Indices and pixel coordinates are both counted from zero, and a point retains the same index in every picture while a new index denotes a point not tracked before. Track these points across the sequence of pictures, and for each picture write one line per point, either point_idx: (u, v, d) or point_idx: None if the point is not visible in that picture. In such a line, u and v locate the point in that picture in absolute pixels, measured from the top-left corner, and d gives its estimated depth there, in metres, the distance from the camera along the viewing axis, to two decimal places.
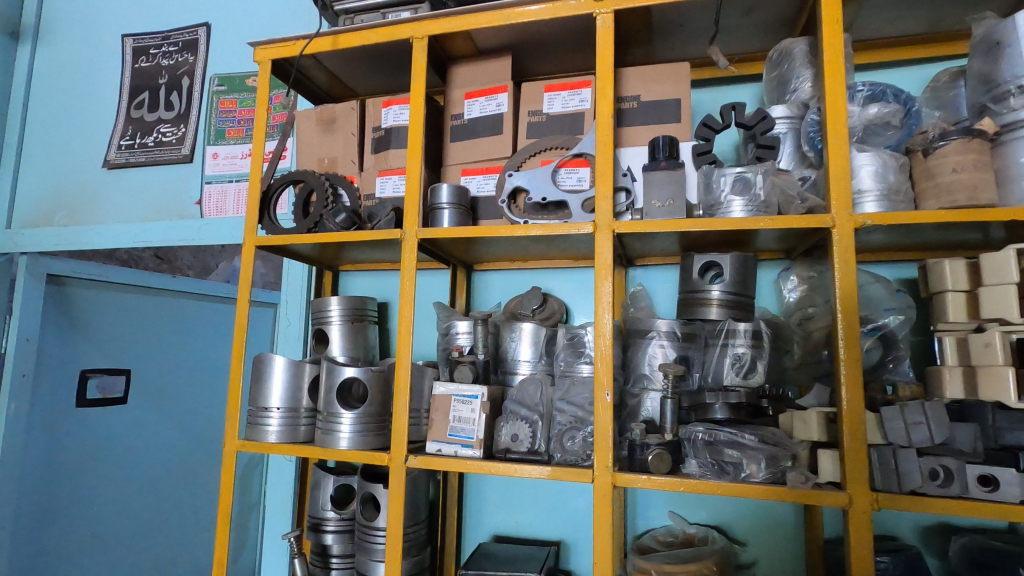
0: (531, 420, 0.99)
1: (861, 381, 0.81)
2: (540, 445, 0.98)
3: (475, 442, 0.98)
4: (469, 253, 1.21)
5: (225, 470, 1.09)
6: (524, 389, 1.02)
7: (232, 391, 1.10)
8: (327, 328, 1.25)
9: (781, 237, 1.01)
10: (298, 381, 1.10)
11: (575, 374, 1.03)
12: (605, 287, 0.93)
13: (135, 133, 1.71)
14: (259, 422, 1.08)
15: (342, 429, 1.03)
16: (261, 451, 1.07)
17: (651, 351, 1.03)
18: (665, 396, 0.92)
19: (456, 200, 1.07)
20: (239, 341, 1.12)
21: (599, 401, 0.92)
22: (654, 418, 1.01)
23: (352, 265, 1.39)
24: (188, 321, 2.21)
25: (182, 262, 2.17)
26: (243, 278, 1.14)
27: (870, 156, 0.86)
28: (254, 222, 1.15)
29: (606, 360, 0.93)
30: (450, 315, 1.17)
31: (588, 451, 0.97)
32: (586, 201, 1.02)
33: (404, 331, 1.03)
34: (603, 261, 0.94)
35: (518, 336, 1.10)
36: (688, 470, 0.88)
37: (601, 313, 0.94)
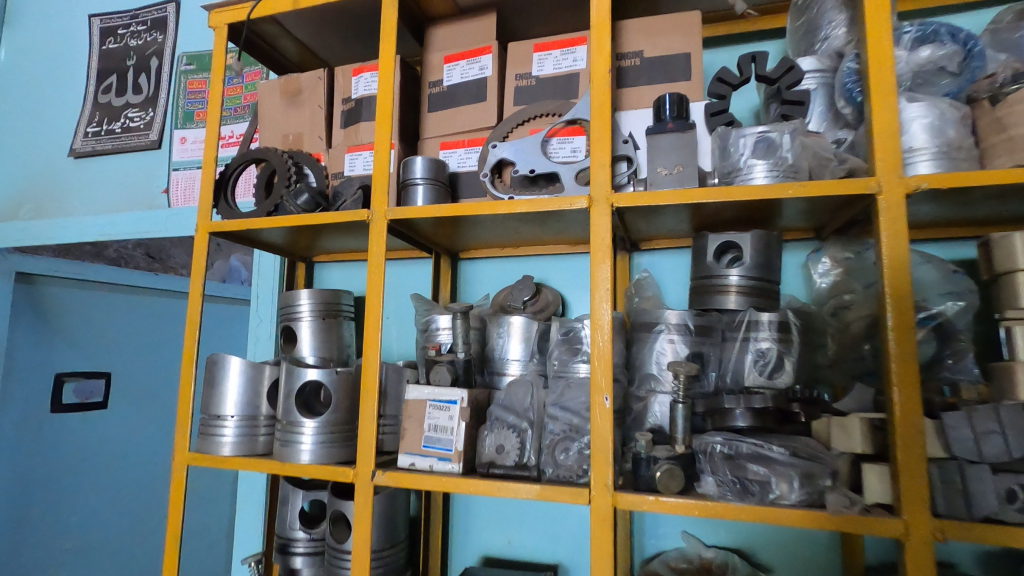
0: (519, 429, 0.85)
1: (917, 381, 0.66)
2: (530, 458, 0.84)
3: (453, 455, 0.85)
4: (451, 238, 1.07)
5: (174, 487, 0.96)
6: (512, 391, 0.88)
7: (183, 397, 0.98)
8: (295, 325, 1.11)
9: (810, 210, 0.86)
10: (256, 386, 0.96)
11: (570, 374, 0.89)
12: (602, 273, 0.79)
13: (103, 119, 1.59)
14: (212, 433, 0.95)
15: (303, 441, 0.90)
16: (213, 464, 0.95)
17: (659, 348, 0.88)
18: (675, 401, 0.77)
19: (430, 175, 0.92)
20: (190, 340, 0.99)
21: (597, 408, 0.77)
22: (662, 425, 0.86)
23: (327, 255, 1.26)
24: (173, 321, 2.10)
25: (176, 260, 2.16)
26: (195, 270, 1.01)
27: (923, 106, 0.71)
28: (207, 206, 1.02)
29: (605, 357, 0.78)
30: (430, 308, 1.03)
31: (585, 466, 0.82)
32: (580, 171, 0.87)
33: (371, 325, 0.89)
34: (601, 242, 0.80)
35: (506, 332, 0.97)
36: (704, 490, 0.73)
37: (597, 304, 0.79)
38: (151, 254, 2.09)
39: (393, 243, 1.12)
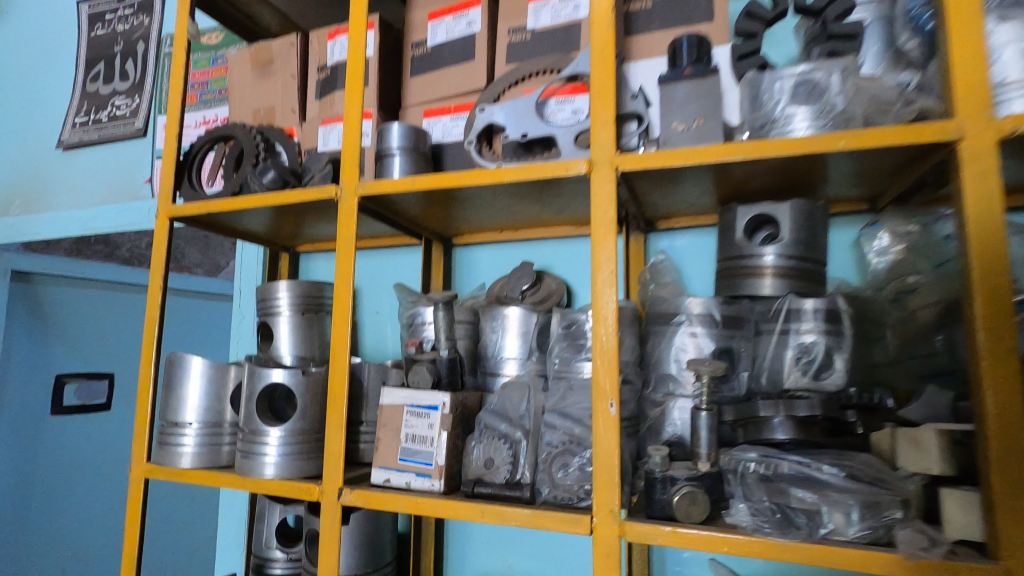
0: (510, 439, 0.72)
1: (1017, 383, 0.50)
2: (524, 474, 0.71)
3: (434, 470, 0.72)
4: (439, 221, 0.95)
5: (131, 502, 0.86)
6: (505, 395, 0.76)
7: (141, 401, 0.88)
8: (272, 321, 1.00)
9: (863, 171, 0.70)
10: (219, 390, 0.86)
11: (573, 375, 0.75)
12: (604, 253, 0.65)
13: (90, 108, 1.52)
14: (170, 442, 0.84)
15: (265, 453, 0.78)
16: (170, 478, 0.84)
17: (678, 343, 0.74)
18: (697, 408, 0.63)
19: (409, 144, 0.79)
20: (149, 338, 0.89)
21: (599, 416, 0.63)
22: (683, 436, 0.72)
23: (312, 244, 1.16)
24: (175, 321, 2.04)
25: (189, 259, 2.04)
26: (155, 260, 0.91)
27: (1016, 27, 0.55)
28: (168, 189, 0.92)
29: (608, 354, 0.64)
30: (416, 300, 0.90)
31: (586, 487, 0.68)
32: (580, 133, 0.73)
33: (339, 319, 0.77)
34: (604, 215, 0.66)
35: (499, 326, 0.84)
36: (734, 521, 0.58)
37: (599, 290, 0.65)
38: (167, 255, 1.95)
39: (379, 228, 1.01)
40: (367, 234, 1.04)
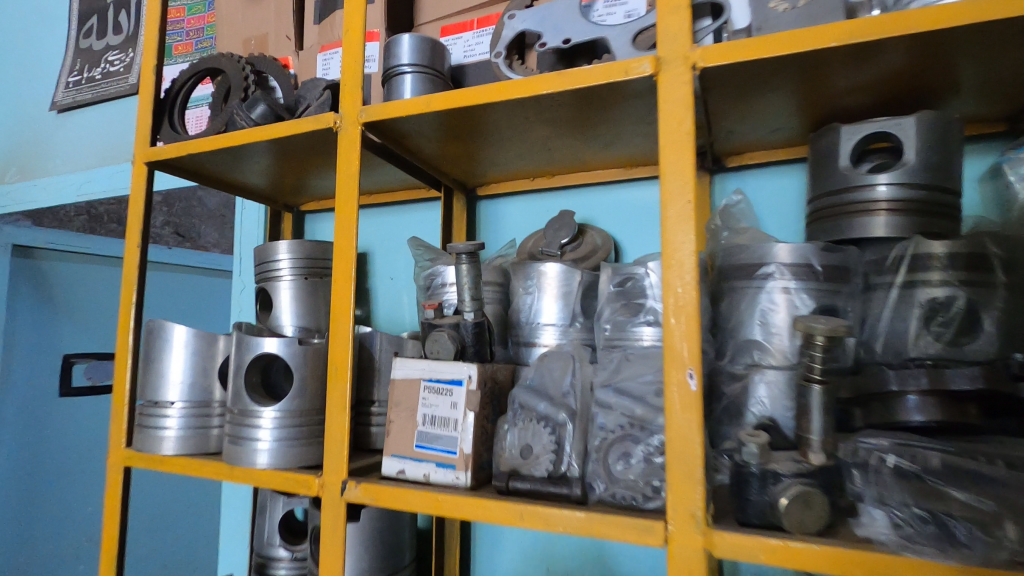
0: (553, 423, 0.58)
1: None
2: (572, 466, 0.57)
3: (458, 461, 0.58)
4: (461, 164, 0.80)
5: (109, 492, 0.75)
6: (546, 368, 0.63)
7: (120, 378, 0.76)
8: (272, 287, 0.85)
9: (1018, 66, 0.53)
10: (205, 363, 0.72)
11: (629, 343, 0.61)
12: (673, 179, 0.49)
13: (83, 66, 1.40)
14: (149, 425, 0.72)
15: (257, 438, 0.65)
16: (150, 466, 0.72)
17: (763, 301, 0.58)
18: (807, 379, 0.48)
19: (422, 60, 0.64)
20: (125, 304, 0.77)
21: (672, 391, 0.48)
22: (774, 418, 0.57)
23: (315, 202, 1.03)
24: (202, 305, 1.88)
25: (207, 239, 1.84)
26: (132, 214, 0.79)
27: None
28: (146, 131, 0.79)
29: (685, 310, 0.48)
30: (435, 258, 0.76)
31: (655, 483, 0.51)
32: (639, 33, 0.58)
33: (342, 276, 0.63)
34: (678, 129, 0.49)
35: (535, 286, 0.69)
36: (863, 533, 0.43)
37: (669, 227, 0.49)
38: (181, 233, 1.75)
39: (391, 179, 0.87)
40: (378, 186, 0.90)
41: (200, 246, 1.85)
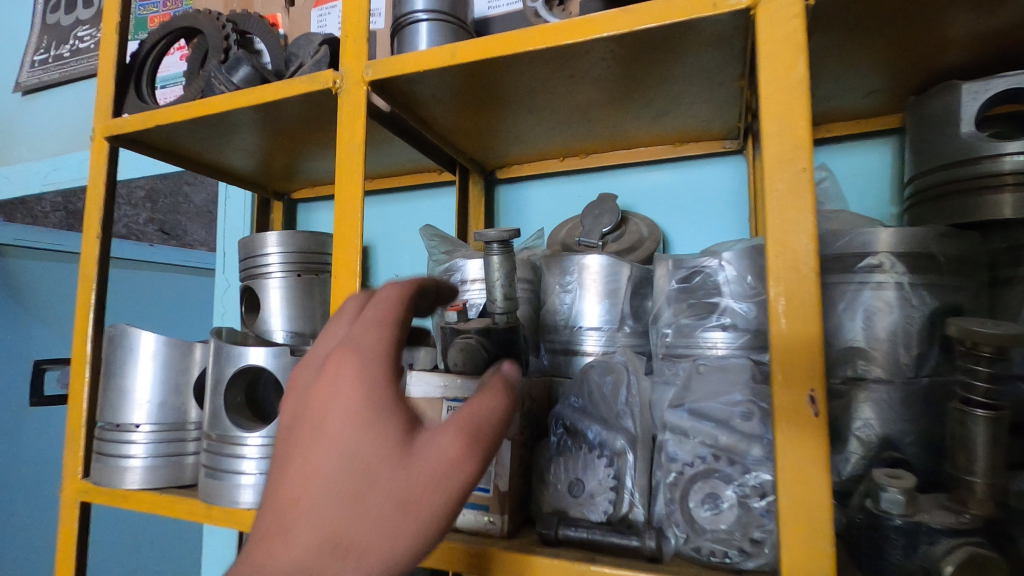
0: (609, 451, 0.47)
1: None
2: (635, 508, 0.45)
3: (492, 503, 0.46)
4: (479, 139, 0.68)
5: (63, 531, 0.63)
6: (594, 383, 0.52)
7: (76, 393, 0.64)
8: (259, 286, 0.73)
9: None
10: (176, 378, 0.60)
11: (698, 353, 0.50)
12: (775, 140, 0.38)
13: (51, 44, 1.27)
14: (109, 452, 0.60)
15: (239, 471, 0.53)
16: (112, 502, 0.60)
17: (866, 299, 0.47)
18: (966, 405, 0.36)
19: (440, 5, 0.53)
20: (83, 306, 0.65)
21: (780, 419, 0.36)
22: (887, 446, 0.45)
23: (310, 188, 0.91)
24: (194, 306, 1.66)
25: (194, 237, 1.68)
26: (91, 199, 0.66)
27: None
28: (107, 102, 0.66)
29: (802, 313, 0.36)
30: (453, 250, 0.64)
31: (754, 535, 0.40)
32: None
33: (342, 272, 0.51)
34: (786, 76, 0.38)
35: (574, 283, 0.58)
36: None
37: (772, 204, 0.37)
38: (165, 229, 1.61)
39: (399, 160, 0.75)
40: (382, 169, 0.79)
41: (184, 244, 1.67)
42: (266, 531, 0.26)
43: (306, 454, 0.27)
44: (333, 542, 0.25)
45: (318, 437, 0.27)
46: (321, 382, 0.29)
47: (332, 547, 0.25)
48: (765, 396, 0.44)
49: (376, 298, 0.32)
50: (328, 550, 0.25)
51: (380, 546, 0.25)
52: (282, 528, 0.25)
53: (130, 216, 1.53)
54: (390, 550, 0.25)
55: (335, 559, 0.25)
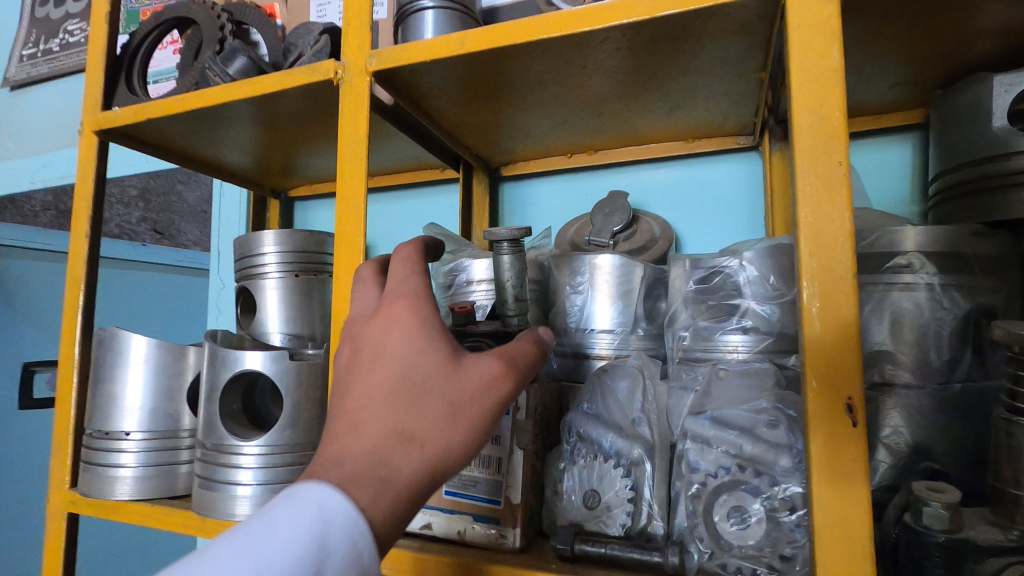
0: (626, 460, 0.45)
1: None
2: (655, 521, 0.43)
3: (504, 516, 0.44)
4: (484, 134, 0.65)
5: (49, 544, 0.60)
6: (608, 388, 0.49)
7: (63, 399, 0.61)
8: (255, 286, 0.70)
9: None
10: (169, 384, 0.57)
11: (718, 357, 0.47)
12: (806, 132, 0.36)
13: (40, 37, 1.24)
14: (98, 462, 0.57)
15: (236, 483, 0.51)
16: (101, 514, 0.57)
17: (893, 301, 0.45)
18: (1013, 415, 0.34)
19: None
20: (71, 308, 0.62)
21: (812, 428, 0.34)
22: (919, 454, 0.43)
23: (309, 185, 0.89)
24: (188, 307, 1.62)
25: (187, 236, 1.65)
26: (80, 195, 0.63)
27: None
28: (97, 95, 0.63)
29: (838, 316, 0.34)
30: (459, 249, 0.62)
31: (785, 551, 0.38)
32: None
33: (346, 272, 0.48)
34: (820, 64, 0.36)
35: (585, 283, 0.55)
36: None
37: (804, 200, 0.35)
38: (158, 228, 1.58)
39: (402, 156, 0.73)
40: (382, 165, 0.76)
41: (178, 244, 1.64)
42: (337, 433, 0.30)
43: (370, 371, 0.32)
44: (399, 433, 0.30)
45: (378, 360, 0.32)
46: (377, 323, 0.34)
47: (398, 437, 0.30)
48: (792, 403, 0.42)
49: (400, 257, 0.38)
50: (395, 440, 0.30)
51: (438, 438, 0.30)
52: (352, 426, 0.30)
53: (122, 215, 1.50)
54: (446, 440, 0.30)
55: (401, 447, 0.30)
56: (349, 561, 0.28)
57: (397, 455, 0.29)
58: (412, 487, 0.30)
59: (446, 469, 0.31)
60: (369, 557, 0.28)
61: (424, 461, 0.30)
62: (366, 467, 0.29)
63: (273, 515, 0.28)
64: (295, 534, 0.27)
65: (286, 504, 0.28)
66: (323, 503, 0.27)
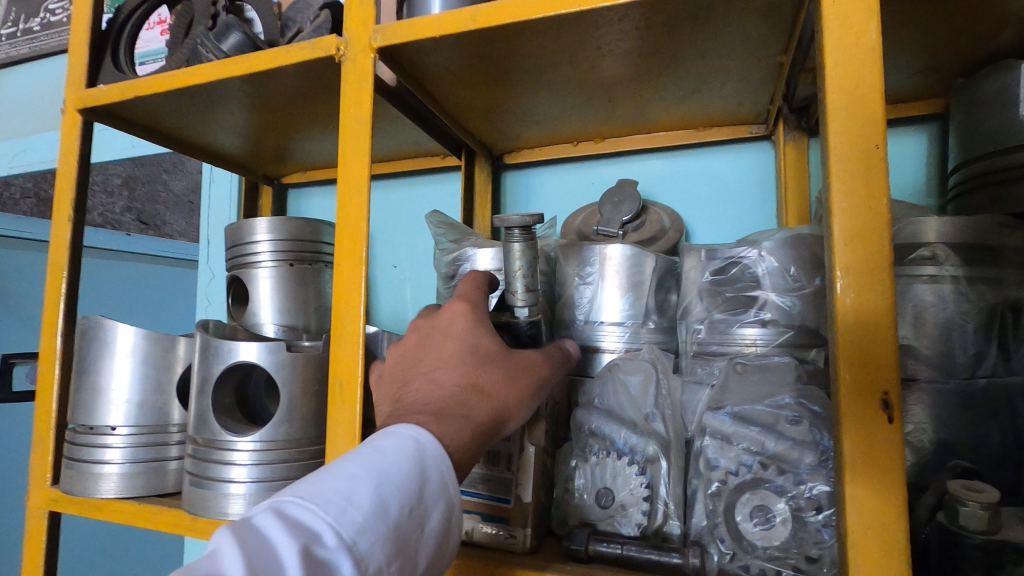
0: (641, 457, 0.43)
1: None
2: (671, 521, 0.42)
3: (515, 515, 0.42)
4: (490, 119, 0.63)
5: (30, 545, 0.57)
6: (620, 382, 0.47)
7: (44, 392, 0.58)
8: (247, 276, 0.67)
9: None
10: (157, 377, 0.54)
11: (732, 351, 0.46)
12: (840, 115, 0.34)
13: (20, 16, 1.19)
14: (82, 459, 0.54)
15: (230, 480, 0.48)
16: (84, 514, 0.55)
17: (916, 293, 0.43)
18: None
19: None
20: (53, 296, 0.59)
21: (846, 425, 0.33)
22: (945, 452, 0.42)
23: (304, 173, 0.86)
24: (174, 299, 1.58)
25: (174, 226, 1.61)
26: (63, 177, 0.60)
27: None
28: (81, 71, 0.60)
29: (876, 307, 0.32)
30: (464, 237, 0.59)
31: (812, 552, 0.36)
32: None
33: (349, 260, 0.46)
34: (858, 43, 0.34)
35: (594, 274, 0.53)
36: None
37: (836, 186, 0.33)
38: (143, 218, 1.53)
39: (403, 143, 0.71)
40: (382, 151, 0.74)
41: (164, 234, 1.60)
42: (417, 385, 0.38)
43: (441, 343, 0.39)
44: (474, 387, 0.37)
45: (447, 342, 0.39)
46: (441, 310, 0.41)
47: (473, 390, 0.37)
48: (816, 398, 0.40)
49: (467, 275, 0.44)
50: (470, 392, 0.37)
51: (501, 393, 0.37)
52: (428, 381, 0.38)
53: (106, 204, 1.45)
54: (506, 398, 0.37)
55: (474, 398, 0.36)
56: (439, 486, 0.33)
57: (472, 400, 0.36)
58: (484, 427, 0.36)
59: (507, 417, 0.37)
60: (453, 484, 0.34)
61: (492, 409, 0.36)
62: (450, 407, 0.36)
63: (378, 442, 0.32)
64: (402, 456, 0.32)
65: (388, 436, 0.33)
66: (418, 435, 0.33)
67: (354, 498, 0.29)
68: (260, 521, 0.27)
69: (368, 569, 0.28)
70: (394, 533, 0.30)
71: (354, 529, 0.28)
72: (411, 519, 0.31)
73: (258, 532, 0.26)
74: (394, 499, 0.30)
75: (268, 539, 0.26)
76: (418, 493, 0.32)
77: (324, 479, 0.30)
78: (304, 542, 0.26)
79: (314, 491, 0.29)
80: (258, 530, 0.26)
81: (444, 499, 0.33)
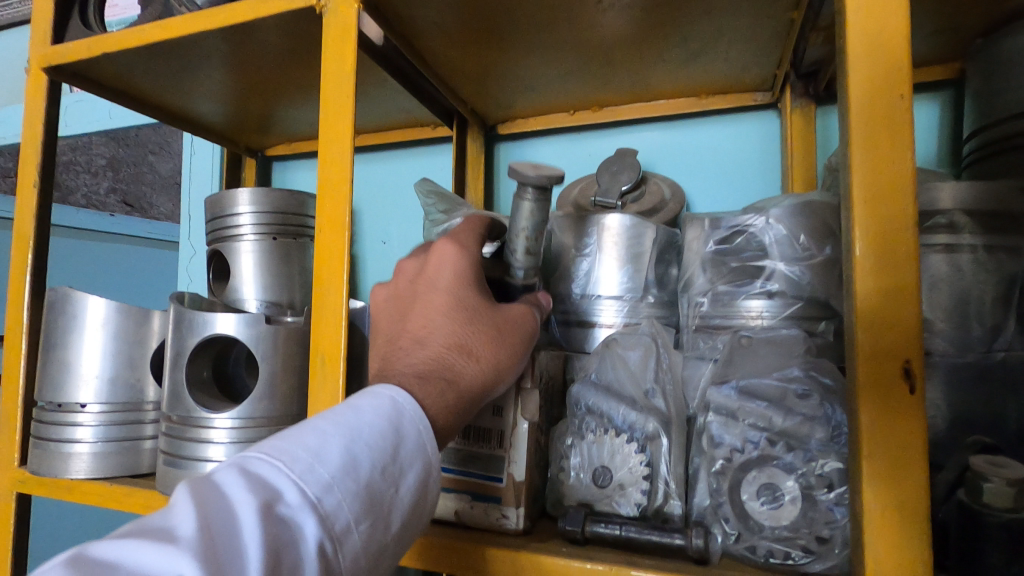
0: (640, 435, 0.41)
1: None
2: (672, 501, 0.40)
3: (507, 496, 0.40)
4: (482, 84, 0.60)
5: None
6: (618, 358, 0.45)
7: (11, 371, 0.55)
8: (228, 250, 0.64)
9: None
10: (130, 353, 0.51)
11: (736, 324, 0.43)
12: (860, 62, 0.31)
13: None
14: (50, 439, 0.51)
15: (207, 460, 0.46)
16: (53, 496, 0.52)
17: (931, 264, 0.41)
18: None
19: None
20: (18, 268, 0.55)
21: (863, 397, 0.30)
22: (957, 429, 0.40)
23: (288, 145, 0.83)
24: (161, 283, 1.54)
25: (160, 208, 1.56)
26: (29, 140, 0.57)
27: None
28: (45, 27, 0.56)
29: (897, 266, 0.30)
30: (456, 203, 0.56)
31: (822, 534, 0.34)
32: None
33: (330, 225, 0.43)
34: None
35: (592, 246, 0.50)
36: None
37: (855, 139, 0.31)
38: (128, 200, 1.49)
39: (391, 112, 0.67)
40: (370, 121, 0.71)
41: None
42: (403, 343, 0.35)
43: (426, 295, 0.36)
44: (460, 346, 0.34)
45: (430, 298, 0.36)
46: (430, 254, 0.38)
47: (459, 350, 0.34)
48: (826, 370, 0.38)
49: (466, 220, 0.42)
50: (457, 352, 0.34)
51: (490, 353, 0.35)
52: (415, 340, 0.35)
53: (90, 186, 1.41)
54: (496, 357, 0.35)
55: (462, 358, 0.34)
56: (416, 446, 0.31)
57: (459, 363, 0.34)
58: (470, 395, 0.34)
59: (497, 381, 0.36)
60: (431, 445, 0.31)
61: (481, 372, 0.34)
62: (433, 369, 0.34)
63: (354, 401, 0.30)
64: (374, 415, 0.29)
65: (364, 395, 0.30)
66: (395, 395, 0.31)
67: (322, 453, 0.27)
68: (221, 477, 0.24)
69: (334, 528, 0.26)
70: (365, 491, 0.27)
71: (320, 487, 0.26)
72: (383, 477, 0.29)
73: (217, 489, 0.24)
74: (364, 456, 0.28)
75: (228, 496, 0.24)
76: (392, 451, 0.29)
77: (294, 435, 0.28)
78: (265, 499, 0.24)
79: (281, 447, 0.27)
80: (217, 484, 0.24)
81: (422, 460, 0.31)
